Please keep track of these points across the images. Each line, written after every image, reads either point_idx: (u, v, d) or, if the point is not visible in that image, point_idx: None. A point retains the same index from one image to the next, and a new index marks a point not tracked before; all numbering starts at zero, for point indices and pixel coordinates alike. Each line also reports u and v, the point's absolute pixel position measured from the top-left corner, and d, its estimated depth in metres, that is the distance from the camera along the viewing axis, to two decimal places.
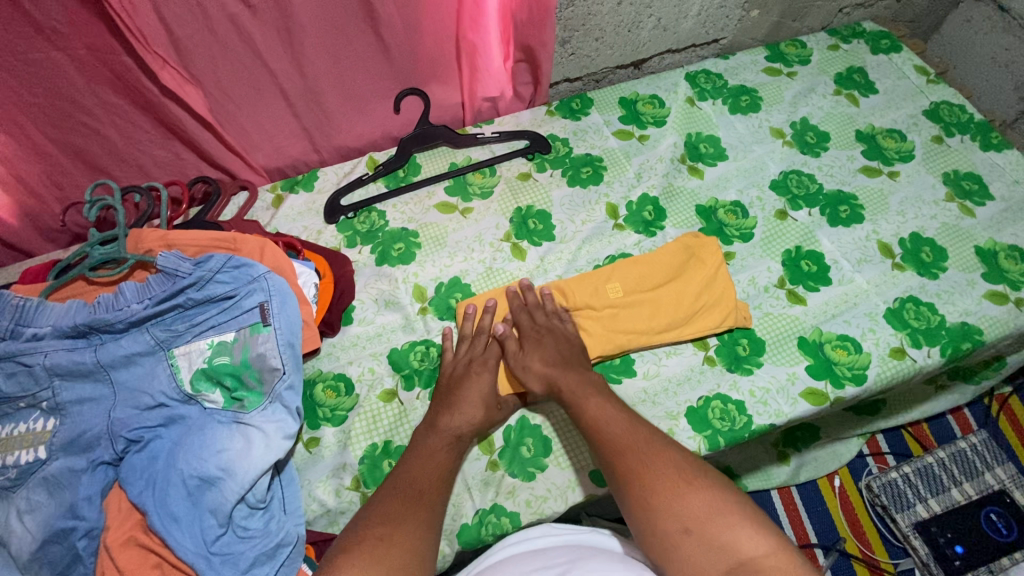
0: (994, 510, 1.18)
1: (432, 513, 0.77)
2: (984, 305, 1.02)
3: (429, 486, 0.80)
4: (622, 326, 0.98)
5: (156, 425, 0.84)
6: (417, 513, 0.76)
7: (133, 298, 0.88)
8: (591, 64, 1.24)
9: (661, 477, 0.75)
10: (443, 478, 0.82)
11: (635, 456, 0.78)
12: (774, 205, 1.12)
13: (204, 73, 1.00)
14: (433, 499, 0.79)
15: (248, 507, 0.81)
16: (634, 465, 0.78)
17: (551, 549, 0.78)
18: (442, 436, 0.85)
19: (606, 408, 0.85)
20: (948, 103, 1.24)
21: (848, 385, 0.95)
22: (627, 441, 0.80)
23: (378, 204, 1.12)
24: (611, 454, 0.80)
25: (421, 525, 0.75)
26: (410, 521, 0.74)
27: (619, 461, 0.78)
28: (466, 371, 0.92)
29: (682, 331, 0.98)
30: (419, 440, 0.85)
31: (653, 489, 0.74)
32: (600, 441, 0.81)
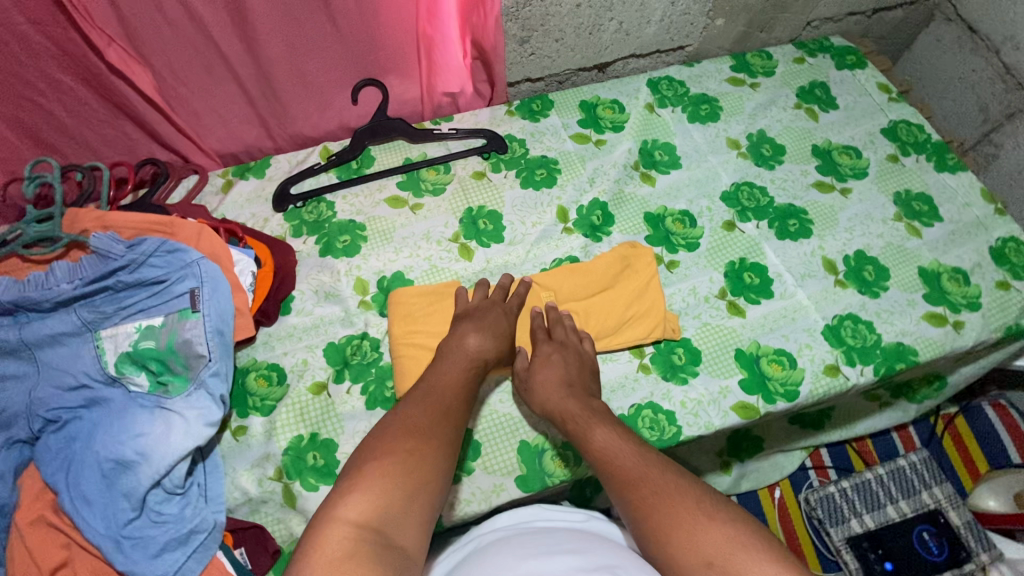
0: (927, 529, 1.19)
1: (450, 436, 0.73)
2: (923, 326, 1.03)
3: (445, 413, 0.76)
4: None
5: (76, 406, 0.83)
6: (435, 437, 0.71)
7: (63, 278, 0.88)
8: (553, 65, 1.23)
9: (675, 504, 0.67)
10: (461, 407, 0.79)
11: (650, 483, 0.70)
12: (723, 217, 1.12)
13: (154, 54, 1.00)
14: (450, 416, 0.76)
15: (165, 492, 0.81)
16: (643, 494, 0.69)
17: (554, 532, 0.76)
18: (466, 360, 0.86)
19: (610, 438, 0.77)
20: (907, 122, 1.24)
21: (780, 401, 0.96)
22: (637, 469, 0.72)
23: (328, 195, 1.12)
24: (619, 486, 0.71)
25: (433, 443, 0.71)
26: (419, 438, 0.71)
27: (627, 495, 0.70)
28: (476, 329, 0.90)
29: (609, 340, 0.98)
30: (442, 369, 0.84)
31: (672, 519, 0.66)
32: (613, 471, 0.73)
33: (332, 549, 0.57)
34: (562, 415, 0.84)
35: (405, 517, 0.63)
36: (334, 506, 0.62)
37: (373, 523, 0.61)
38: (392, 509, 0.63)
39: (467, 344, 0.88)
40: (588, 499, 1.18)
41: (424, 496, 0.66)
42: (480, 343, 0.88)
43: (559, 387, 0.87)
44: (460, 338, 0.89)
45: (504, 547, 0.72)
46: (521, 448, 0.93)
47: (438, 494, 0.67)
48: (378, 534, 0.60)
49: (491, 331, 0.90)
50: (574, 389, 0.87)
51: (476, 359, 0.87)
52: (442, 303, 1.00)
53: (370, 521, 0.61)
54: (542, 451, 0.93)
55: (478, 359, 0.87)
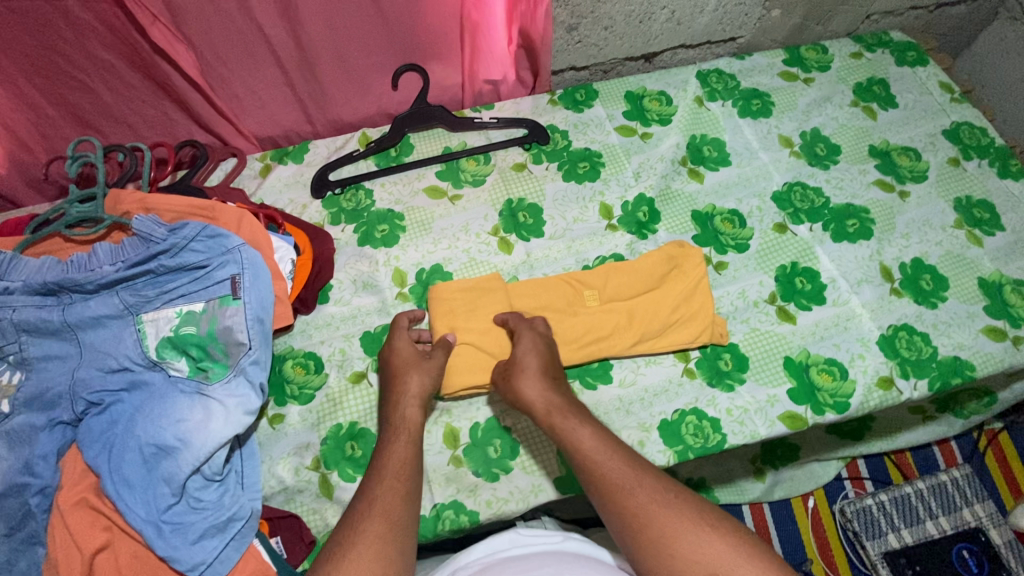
0: (968, 547, 1.16)
1: (392, 527, 0.70)
2: (981, 340, 0.98)
3: (391, 501, 0.72)
4: (594, 335, 0.95)
5: (118, 389, 0.83)
6: (376, 528, 0.70)
7: (106, 260, 0.87)
8: (599, 54, 1.19)
9: (668, 513, 0.69)
10: (407, 487, 0.75)
11: (645, 491, 0.71)
12: (774, 218, 1.08)
13: (198, 35, 0.98)
14: (393, 501, 0.73)
15: (204, 478, 0.81)
16: (633, 504, 0.70)
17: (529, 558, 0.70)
18: (399, 425, 0.82)
19: (598, 442, 0.76)
20: (970, 124, 1.18)
21: (829, 412, 0.92)
22: (629, 479, 0.72)
23: (366, 182, 1.10)
24: (612, 495, 0.72)
25: (376, 541, 0.68)
26: (361, 539, 0.68)
27: (622, 508, 0.71)
28: (411, 369, 0.87)
29: (655, 342, 0.95)
30: (382, 441, 0.81)
31: (672, 528, 0.68)
32: (602, 480, 0.73)
33: None
34: (546, 408, 0.81)
35: None
36: None
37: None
38: None
39: (402, 389, 0.85)
40: None
41: None
42: (418, 383, 0.85)
43: (544, 379, 0.85)
44: (397, 385, 0.85)
45: None
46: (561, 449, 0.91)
47: None
48: None
49: (429, 370, 0.87)
50: (559, 384, 0.85)
51: (416, 404, 0.84)
52: (485, 299, 0.97)
53: None
54: None
55: (420, 400, 0.84)
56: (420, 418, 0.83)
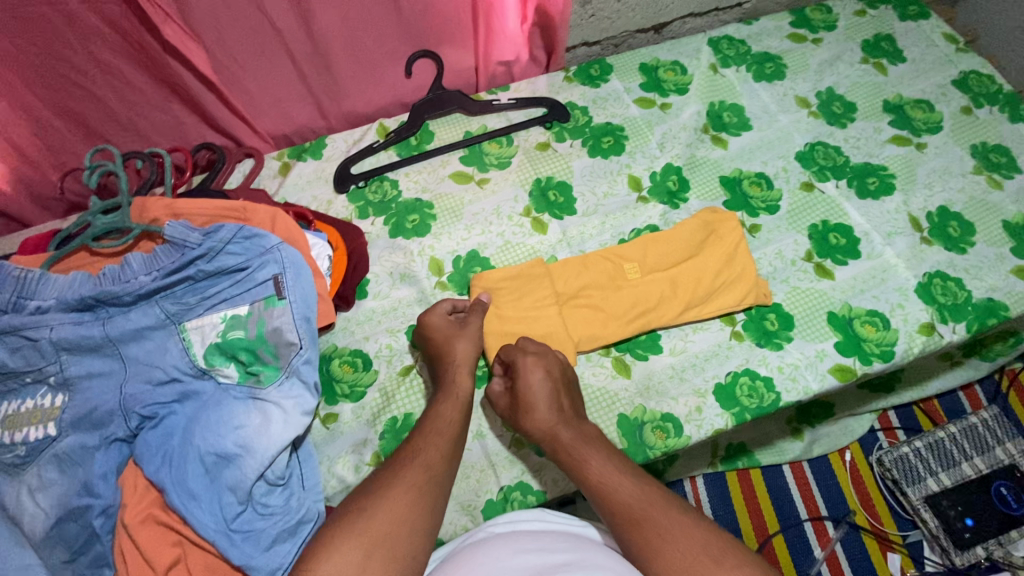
0: (1004, 484, 1.19)
1: (429, 479, 0.73)
2: (1012, 280, 1.01)
3: (403, 494, 0.70)
4: (641, 307, 0.95)
5: (170, 401, 0.81)
6: (371, 531, 0.67)
7: (140, 270, 0.84)
8: (610, 27, 1.18)
9: (679, 550, 0.68)
10: (451, 447, 0.78)
11: (654, 524, 0.70)
12: (800, 177, 1.09)
13: (208, 30, 0.95)
14: (435, 454, 0.75)
15: (268, 484, 0.79)
16: (642, 537, 0.70)
17: (554, 535, 0.76)
18: (455, 391, 0.83)
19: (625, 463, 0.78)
20: (977, 72, 1.21)
21: (876, 361, 0.94)
22: (647, 498, 0.73)
23: (391, 173, 1.08)
24: (626, 525, 0.71)
25: (413, 487, 0.71)
26: (400, 485, 0.71)
27: (641, 522, 0.71)
28: (456, 338, 0.88)
29: (700, 310, 0.96)
30: (433, 402, 0.83)
31: (687, 556, 0.67)
32: (614, 505, 0.73)
33: None
34: (553, 444, 0.80)
35: None
36: None
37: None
38: None
39: (453, 353, 0.87)
40: (662, 471, 1.20)
41: None
42: (463, 350, 0.87)
43: (549, 412, 0.82)
44: (443, 354, 0.87)
45: (498, 547, 0.73)
46: (619, 422, 0.90)
47: None
48: None
49: (473, 338, 0.89)
50: (565, 414, 0.82)
51: (465, 371, 0.86)
52: (529, 283, 0.97)
53: None
54: (641, 424, 0.90)
55: (469, 368, 0.86)
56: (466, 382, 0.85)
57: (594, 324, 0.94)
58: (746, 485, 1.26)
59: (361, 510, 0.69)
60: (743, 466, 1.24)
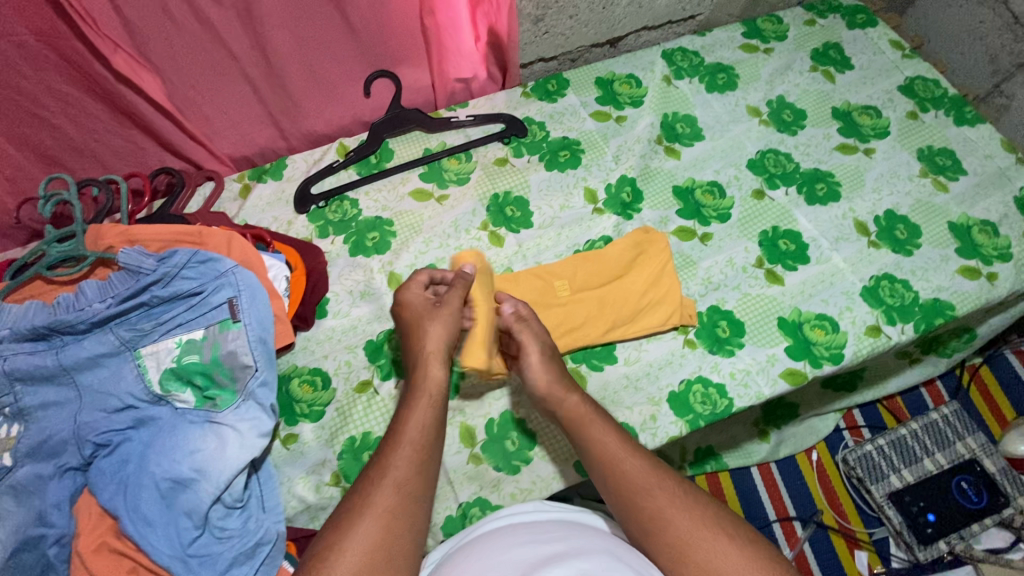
0: (966, 478, 1.21)
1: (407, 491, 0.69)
2: (957, 280, 1.04)
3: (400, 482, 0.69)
4: (569, 326, 0.97)
5: (125, 428, 0.81)
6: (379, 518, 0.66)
7: (94, 297, 0.85)
8: (566, 43, 1.21)
9: (687, 519, 0.69)
10: (426, 452, 0.73)
11: (663, 493, 0.71)
12: (752, 185, 1.12)
13: (161, 58, 0.96)
14: (414, 461, 0.72)
15: (225, 507, 0.80)
16: (649, 507, 0.71)
17: (546, 525, 0.75)
18: (424, 389, 0.79)
19: (625, 444, 0.77)
20: (923, 77, 1.24)
21: (826, 364, 0.97)
22: (649, 480, 0.72)
23: (350, 192, 1.09)
24: (634, 495, 0.72)
25: (407, 474, 0.70)
26: (395, 471, 0.70)
27: (647, 504, 0.71)
28: (431, 323, 0.84)
29: (626, 329, 0.98)
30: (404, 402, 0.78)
31: (693, 538, 0.68)
32: (624, 476, 0.74)
33: None
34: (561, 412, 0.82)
35: None
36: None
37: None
38: None
39: (427, 344, 0.83)
40: None
41: None
42: (436, 335, 0.84)
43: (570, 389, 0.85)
44: (417, 344, 0.84)
45: (491, 544, 0.72)
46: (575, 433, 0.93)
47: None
48: None
49: (449, 322, 0.85)
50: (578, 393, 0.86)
51: (437, 360, 0.82)
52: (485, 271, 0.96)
53: None
54: None
55: (442, 356, 0.82)
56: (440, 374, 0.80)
57: None
58: (716, 488, 1.27)
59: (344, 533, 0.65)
60: (711, 470, 1.25)
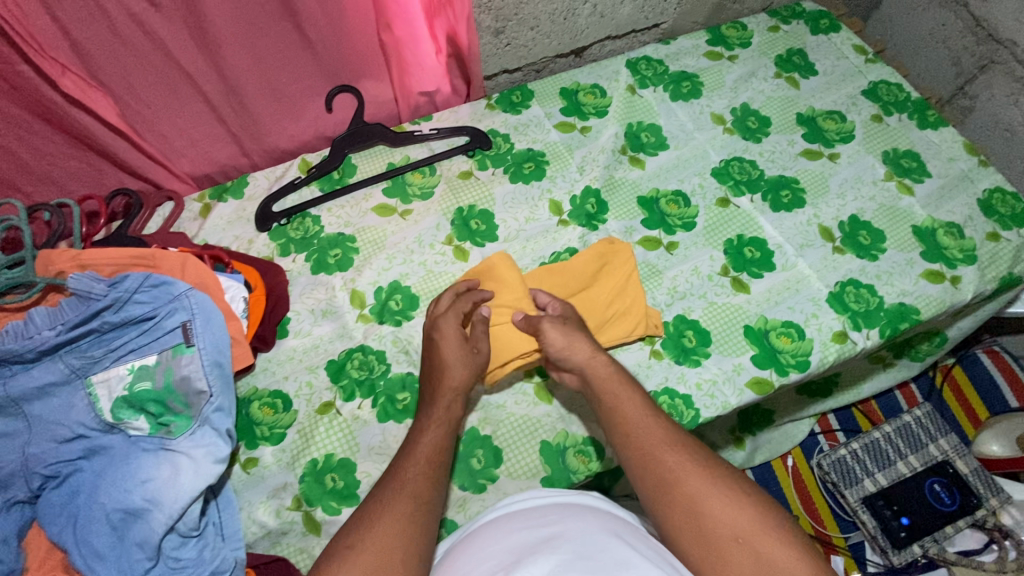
0: (938, 481, 1.21)
1: (416, 502, 0.70)
2: (922, 284, 1.04)
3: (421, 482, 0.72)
4: None
5: (76, 458, 0.80)
6: (402, 508, 0.69)
7: (43, 325, 0.82)
8: (529, 54, 1.20)
9: (705, 477, 0.70)
10: (437, 472, 0.75)
11: (683, 451, 0.72)
12: (716, 193, 1.12)
13: (113, 79, 0.95)
14: (423, 476, 0.73)
15: (180, 536, 0.79)
16: (668, 463, 0.71)
17: (542, 510, 0.71)
18: (439, 409, 0.81)
19: (639, 409, 0.78)
20: (886, 82, 1.25)
21: (792, 372, 0.97)
22: (668, 440, 0.73)
23: (313, 208, 1.08)
24: (653, 452, 0.73)
25: (426, 472, 0.74)
26: (413, 469, 0.74)
27: (658, 466, 0.71)
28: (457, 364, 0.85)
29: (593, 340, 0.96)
30: (418, 422, 0.80)
31: (702, 497, 0.68)
32: (645, 434, 0.74)
33: None
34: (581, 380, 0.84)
35: None
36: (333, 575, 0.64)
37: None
38: None
39: (448, 379, 0.84)
40: (607, 489, 1.16)
41: None
42: (461, 376, 0.84)
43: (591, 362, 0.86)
44: (438, 373, 0.84)
45: (488, 534, 0.69)
46: (542, 450, 0.92)
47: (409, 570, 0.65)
48: None
49: (475, 368, 0.86)
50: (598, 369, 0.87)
51: (458, 399, 0.83)
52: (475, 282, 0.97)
53: None
54: (564, 449, 0.92)
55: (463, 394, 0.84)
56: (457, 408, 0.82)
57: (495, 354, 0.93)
58: None
59: (361, 531, 0.67)
60: None
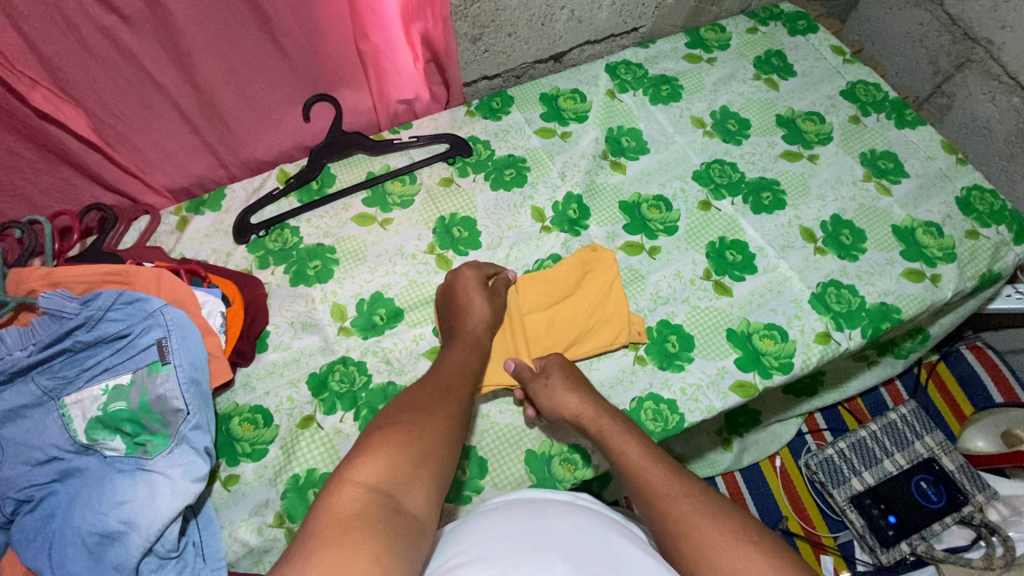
0: (925, 478, 1.22)
1: (461, 411, 0.75)
2: (903, 283, 1.05)
3: (456, 386, 0.79)
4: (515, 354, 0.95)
5: (49, 481, 0.77)
6: (447, 406, 0.74)
7: (15, 346, 0.81)
8: (508, 60, 1.20)
9: (711, 526, 0.66)
10: (467, 380, 0.81)
11: (690, 501, 0.69)
12: (698, 197, 1.12)
13: (84, 94, 0.93)
14: (462, 392, 0.79)
15: (158, 558, 0.77)
16: (674, 511, 0.69)
17: (541, 505, 0.69)
18: (469, 340, 0.88)
19: (645, 455, 0.76)
20: (864, 82, 1.26)
21: (775, 374, 0.97)
22: (674, 488, 0.71)
23: (292, 220, 1.07)
24: (657, 503, 0.70)
25: (460, 381, 0.80)
26: (448, 378, 0.80)
27: (664, 514, 0.69)
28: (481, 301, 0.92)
29: (577, 348, 0.96)
30: (448, 346, 0.87)
31: (710, 543, 0.65)
32: (649, 486, 0.72)
33: (345, 509, 0.59)
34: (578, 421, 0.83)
35: (412, 481, 0.64)
36: (366, 454, 0.65)
37: (383, 487, 0.62)
38: (400, 474, 0.64)
39: (480, 317, 0.91)
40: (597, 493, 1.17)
41: (428, 465, 0.66)
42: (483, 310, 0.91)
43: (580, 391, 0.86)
44: (463, 313, 0.90)
45: (488, 520, 0.66)
46: (527, 459, 0.91)
47: (447, 454, 0.69)
48: (387, 497, 0.61)
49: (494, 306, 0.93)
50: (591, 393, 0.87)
51: (484, 329, 0.90)
52: None
53: (386, 485, 0.62)
54: (550, 458, 0.92)
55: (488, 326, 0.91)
56: (485, 340, 0.90)
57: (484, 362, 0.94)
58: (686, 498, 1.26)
59: (413, 422, 0.70)
60: None
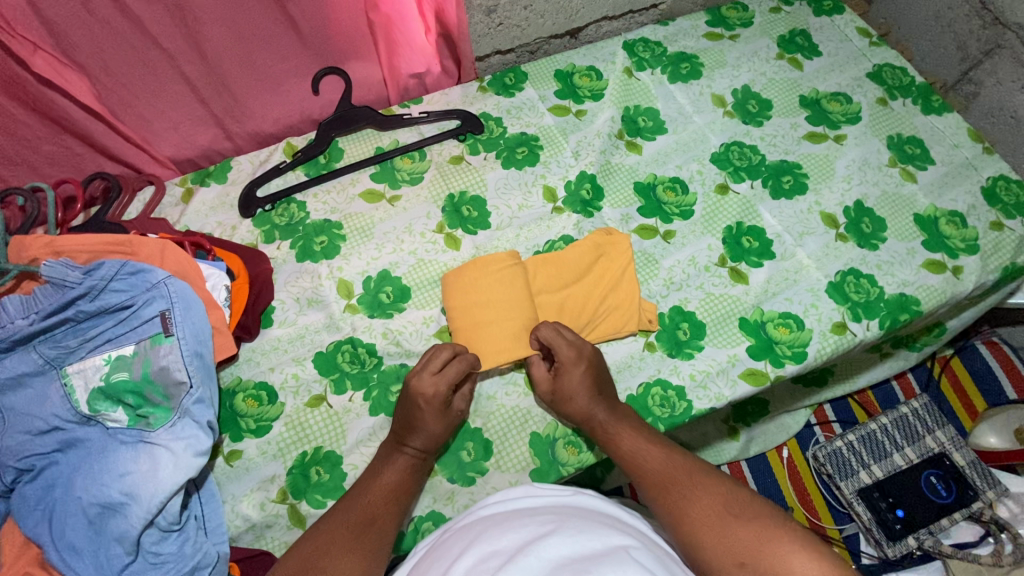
0: (934, 473, 1.20)
1: (381, 552, 0.72)
2: (923, 274, 1.02)
3: (382, 513, 0.76)
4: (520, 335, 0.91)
5: (50, 451, 0.77)
6: (366, 543, 0.71)
7: (17, 314, 0.79)
8: (523, 34, 1.17)
9: (699, 505, 0.71)
10: (397, 502, 0.78)
11: (678, 484, 0.74)
12: (715, 179, 1.09)
13: (87, 57, 0.90)
14: (386, 525, 0.75)
15: (160, 531, 0.76)
16: (667, 498, 0.73)
17: (537, 511, 0.71)
18: (412, 452, 0.81)
19: (639, 444, 0.80)
20: (890, 65, 1.21)
21: (788, 364, 0.94)
22: (666, 477, 0.75)
23: (298, 194, 1.05)
24: (652, 490, 0.75)
25: (389, 503, 0.77)
26: (376, 500, 0.77)
27: (661, 500, 0.74)
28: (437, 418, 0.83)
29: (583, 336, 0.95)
30: (381, 455, 0.82)
31: (699, 521, 0.69)
32: (642, 475, 0.77)
33: None
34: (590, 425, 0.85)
35: None
36: None
37: None
38: None
39: (427, 434, 0.81)
40: (600, 478, 1.18)
41: None
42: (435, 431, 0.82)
43: (590, 397, 0.84)
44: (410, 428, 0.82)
45: (484, 529, 0.69)
46: (533, 441, 0.90)
47: None
48: None
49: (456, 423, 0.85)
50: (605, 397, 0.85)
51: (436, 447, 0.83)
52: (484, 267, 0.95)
53: None
54: (554, 441, 0.90)
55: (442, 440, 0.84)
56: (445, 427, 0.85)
57: (489, 340, 0.91)
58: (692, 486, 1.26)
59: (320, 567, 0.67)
60: None
